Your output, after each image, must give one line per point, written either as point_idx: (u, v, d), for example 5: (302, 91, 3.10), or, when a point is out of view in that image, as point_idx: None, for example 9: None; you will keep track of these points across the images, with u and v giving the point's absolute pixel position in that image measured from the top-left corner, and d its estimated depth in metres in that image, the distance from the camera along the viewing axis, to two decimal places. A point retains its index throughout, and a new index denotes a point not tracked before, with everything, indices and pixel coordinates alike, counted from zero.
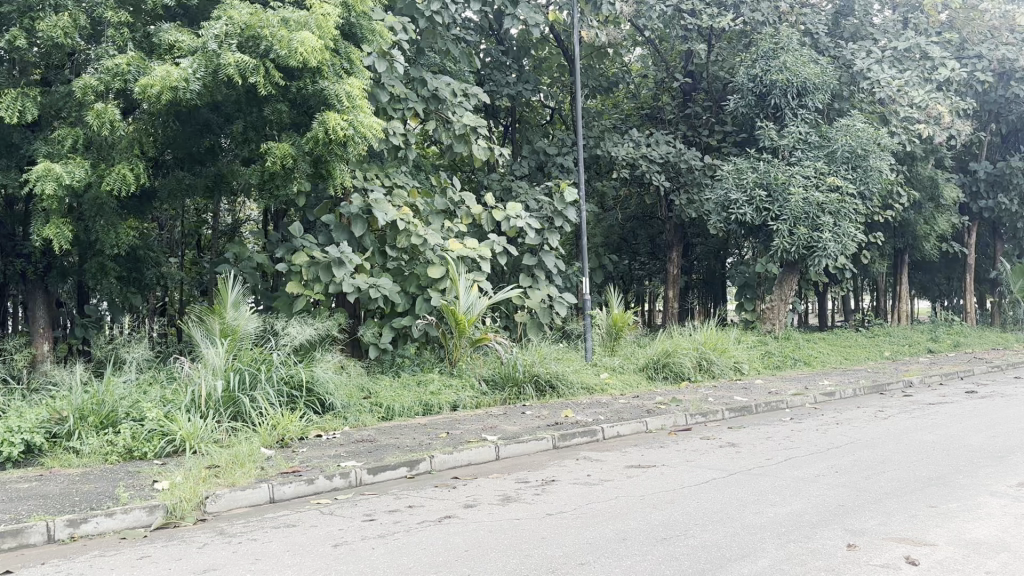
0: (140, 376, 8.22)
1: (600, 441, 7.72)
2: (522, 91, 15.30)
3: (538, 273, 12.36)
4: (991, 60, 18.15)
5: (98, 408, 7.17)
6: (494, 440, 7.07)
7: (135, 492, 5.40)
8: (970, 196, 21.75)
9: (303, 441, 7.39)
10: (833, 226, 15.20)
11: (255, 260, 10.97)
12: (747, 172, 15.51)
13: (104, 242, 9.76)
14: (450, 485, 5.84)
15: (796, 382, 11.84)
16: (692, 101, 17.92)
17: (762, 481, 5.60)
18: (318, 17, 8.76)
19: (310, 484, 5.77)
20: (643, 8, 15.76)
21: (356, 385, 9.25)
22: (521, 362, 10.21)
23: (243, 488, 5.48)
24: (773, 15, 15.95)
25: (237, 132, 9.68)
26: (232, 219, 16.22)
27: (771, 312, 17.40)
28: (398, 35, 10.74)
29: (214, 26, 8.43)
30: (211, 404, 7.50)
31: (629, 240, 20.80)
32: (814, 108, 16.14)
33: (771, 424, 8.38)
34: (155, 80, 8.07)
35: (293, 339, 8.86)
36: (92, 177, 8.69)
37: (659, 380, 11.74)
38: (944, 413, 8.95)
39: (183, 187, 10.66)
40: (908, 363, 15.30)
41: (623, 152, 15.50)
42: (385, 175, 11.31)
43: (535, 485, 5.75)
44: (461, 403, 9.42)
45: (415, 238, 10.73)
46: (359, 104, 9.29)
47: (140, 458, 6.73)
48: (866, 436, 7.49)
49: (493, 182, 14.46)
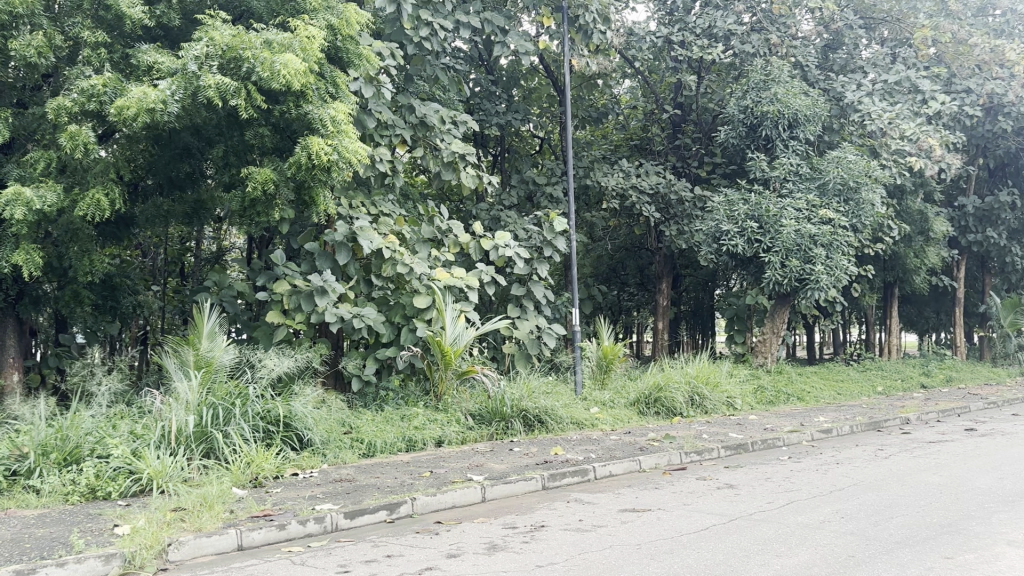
0: (109, 409, 7.82)
1: (592, 481, 7.37)
2: (511, 121, 15.12)
3: (526, 304, 12.05)
4: (979, 94, 18.31)
5: (62, 443, 6.80)
6: (479, 481, 6.71)
7: (92, 539, 5.00)
8: (959, 230, 21.69)
9: (278, 480, 7.01)
10: (825, 258, 15.01)
11: (235, 288, 10.60)
12: (738, 204, 15.34)
13: (78, 269, 9.40)
14: (433, 531, 5.47)
15: (792, 418, 11.54)
16: (681, 133, 17.88)
17: (765, 529, 5.27)
18: (302, 40, 8.54)
19: (281, 530, 5.38)
20: (633, 39, 15.99)
21: (337, 420, 8.84)
22: (509, 396, 9.87)
23: (210, 535, 5.09)
24: (763, 47, 15.96)
25: (219, 157, 9.42)
26: (215, 247, 15.87)
27: (763, 346, 17.03)
28: (385, 61, 10.50)
29: (195, 47, 8.17)
30: (182, 439, 7.12)
31: (618, 271, 20.56)
32: (805, 140, 16.03)
33: (769, 464, 8.06)
34: (132, 102, 7.80)
35: (271, 372, 8.47)
36: (65, 203, 8.35)
37: (650, 416, 11.39)
38: (946, 453, 8.66)
39: (162, 213, 10.37)
40: (904, 398, 15.01)
41: (613, 182, 15.38)
42: (371, 204, 11.01)
43: (523, 532, 5.39)
44: (446, 439, 9.05)
45: (401, 267, 10.42)
46: (344, 128, 8.98)
47: (103, 498, 6.30)
48: (870, 477, 7.19)
49: (481, 211, 14.25)
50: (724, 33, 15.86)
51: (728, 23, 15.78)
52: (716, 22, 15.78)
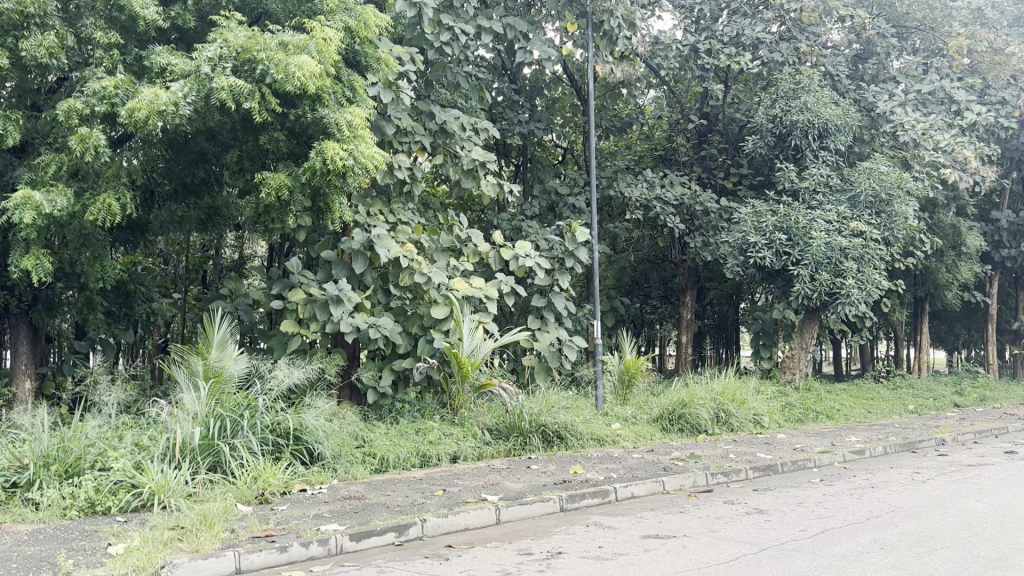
0: (117, 420, 7.60)
1: (612, 503, 7.01)
2: (534, 130, 14.83)
3: (547, 315, 11.69)
4: (1015, 106, 17.64)
5: (64, 455, 6.58)
6: (494, 502, 6.39)
7: (83, 559, 4.74)
8: (992, 244, 21.09)
9: (285, 497, 6.74)
10: (856, 272, 14.57)
11: (251, 297, 10.39)
12: (766, 215, 14.92)
13: (89, 275, 9.26)
14: (443, 557, 5.16)
15: (822, 437, 11.11)
16: (707, 143, 17.50)
17: (800, 560, 4.89)
18: (319, 42, 8.31)
19: (283, 553, 5.07)
20: (658, 48, 15.64)
21: (350, 434, 8.54)
22: (527, 411, 9.51)
23: (206, 557, 4.79)
24: (793, 56, 15.57)
25: (233, 161, 9.16)
26: (238, 254, 15.73)
27: (792, 362, 16.62)
28: (405, 66, 10.26)
29: (208, 48, 8.01)
30: (187, 452, 6.86)
31: (641, 283, 20.19)
32: (836, 150, 15.60)
33: (800, 487, 7.64)
34: (143, 104, 7.61)
35: (281, 384, 8.20)
36: (75, 207, 8.15)
37: (673, 433, 10.99)
38: (987, 477, 8.19)
39: (176, 219, 10.27)
40: (937, 418, 14.46)
41: (636, 193, 15.01)
42: (389, 212, 10.73)
43: (538, 559, 5.05)
44: (461, 454, 8.75)
45: (418, 276, 10.13)
46: (361, 133, 8.73)
47: (102, 514, 6.05)
48: (908, 503, 6.76)
49: (502, 221, 13.95)
50: (753, 42, 15.45)
51: (756, 31, 15.40)
52: (744, 30, 15.41)
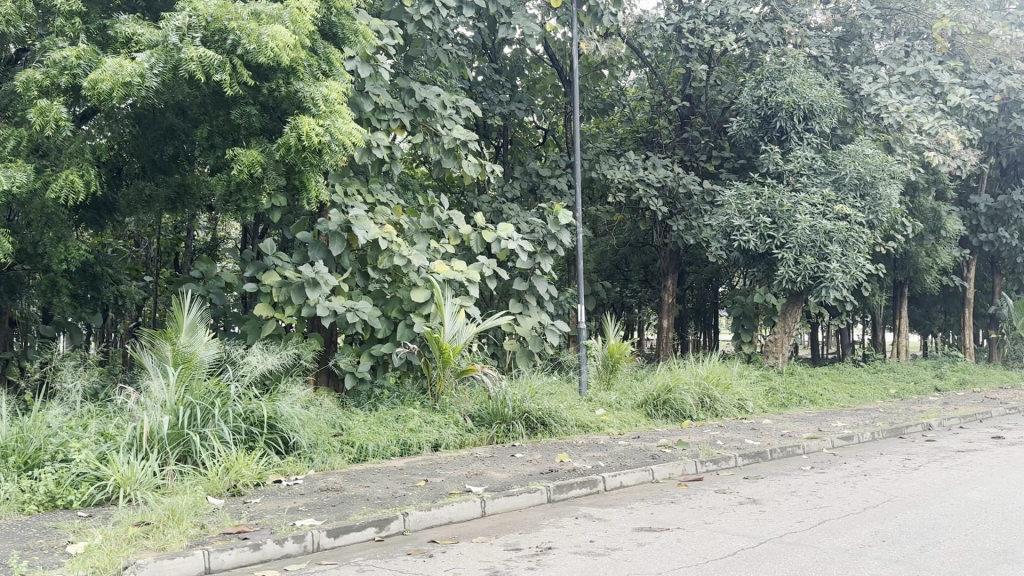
0: (82, 408, 7.23)
1: (601, 493, 6.78)
2: (515, 110, 14.48)
3: (528, 299, 11.42)
4: (996, 90, 17.58)
5: (22, 446, 6.24)
6: (479, 493, 6.13)
7: (39, 559, 4.42)
8: (970, 229, 21.10)
9: (258, 489, 6.44)
10: (841, 255, 14.43)
11: (223, 280, 9.99)
12: (750, 198, 14.73)
13: (51, 257, 8.71)
14: (426, 553, 4.89)
15: (807, 423, 10.98)
16: (689, 126, 17.15)
17: (801, 555, 4.66)
18: (292, 11, 7.92)
19: (256, 550, 4.78)
20: (642, 26, 15.17)
21: (327, 421, 8.24)
22: (510, 397, 9.27)
23: (172, 556, 4.48)
24: (777, 36, 15.30)
25: (203, 137, 8.77)
26: (211, 236, 15.32)
27: (774, 347, 16.49)
28: (384, 39, 9.87)
29: (176, 17, 7.55)
30: (155, 442, 6.49)
31: (622, 267, 20.02)
32: (820, 132, 15.42)
33: (791, 475, 7.46)
34: (107, 75, 7.23)
35: (253, 370, 7.84)
36: (36, 184, 7.71)
37: (658, 419, 10.77)
38: (978, 464, 8.06)
39: (145, 198, 9.70)
40: (919, 402, 14.41)
41: (619, 175, 14.71)
42: (367, 192, 10.42)
43: (527, 555, 4.79)
44: (443, 442, 8.51)
45: (398, 259, 9.73)
46: (337, 108, 8.37)
47: (64, 508, 5.73)
48: (904, 492, 6.57)
49: (482, 203, 13.67)
50: (738, 21, 15.17)
51: (741, 11, 15.13)
52: (729, 9, 15.10)
